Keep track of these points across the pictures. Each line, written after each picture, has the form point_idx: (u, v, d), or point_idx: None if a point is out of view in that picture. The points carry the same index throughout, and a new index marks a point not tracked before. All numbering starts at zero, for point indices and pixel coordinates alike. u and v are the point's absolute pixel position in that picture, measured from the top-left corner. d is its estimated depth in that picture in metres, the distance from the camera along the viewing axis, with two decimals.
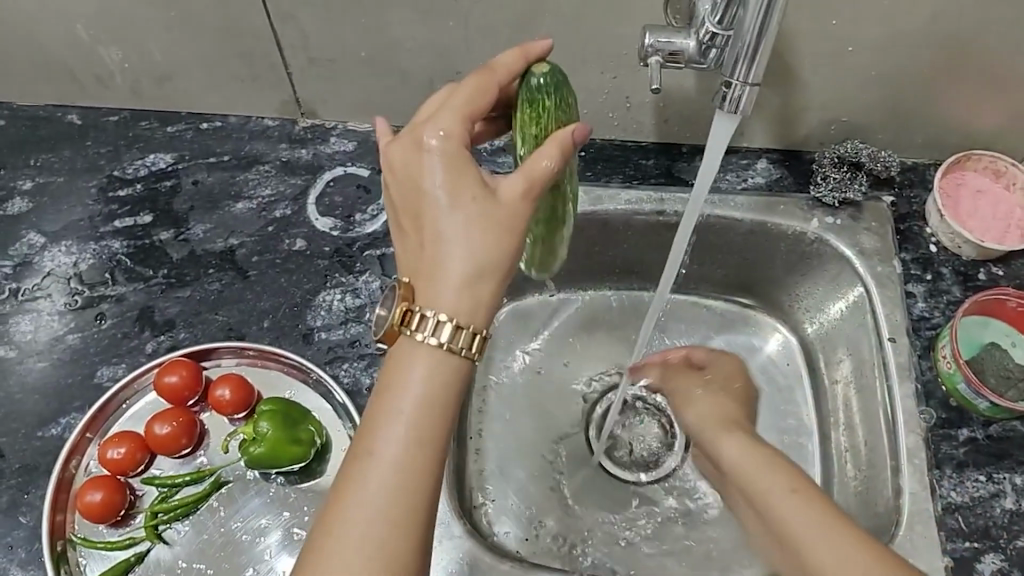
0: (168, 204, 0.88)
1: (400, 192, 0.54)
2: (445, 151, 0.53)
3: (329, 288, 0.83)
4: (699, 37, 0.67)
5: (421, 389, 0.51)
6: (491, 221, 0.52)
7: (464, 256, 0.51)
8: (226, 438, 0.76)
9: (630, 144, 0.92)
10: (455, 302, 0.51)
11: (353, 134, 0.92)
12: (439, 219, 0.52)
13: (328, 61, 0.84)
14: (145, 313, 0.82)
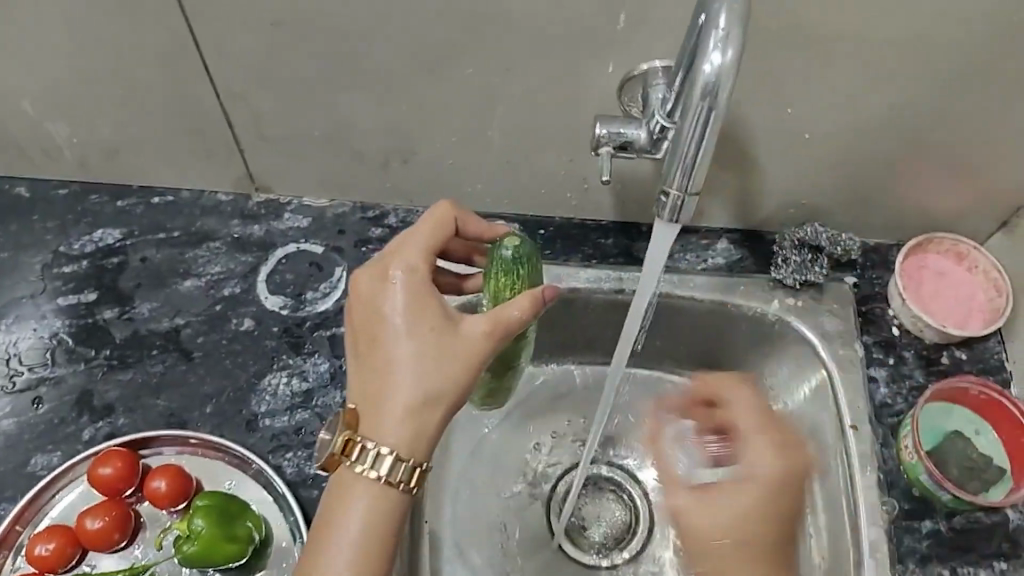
0: (114, 282, 0.85)
1: (359, 327, 0.56)
2: (408, 288, 0.56)
3: (275, 371, 0.81)
4: (650, 128, 0.66)
5: (361, 518, 0.53)
6: (443, 358, 0.54)
7: (411, 384, 0.53)
8: (162, 532, 0.73)
9: (590, 223, 0.91)
10: (398, 432, 0.53)
11: (309, 210, 0.91)
12: (392, 350, 0.54)
13: (281, 139, 0.83)
14: (84, 396, 0.79)
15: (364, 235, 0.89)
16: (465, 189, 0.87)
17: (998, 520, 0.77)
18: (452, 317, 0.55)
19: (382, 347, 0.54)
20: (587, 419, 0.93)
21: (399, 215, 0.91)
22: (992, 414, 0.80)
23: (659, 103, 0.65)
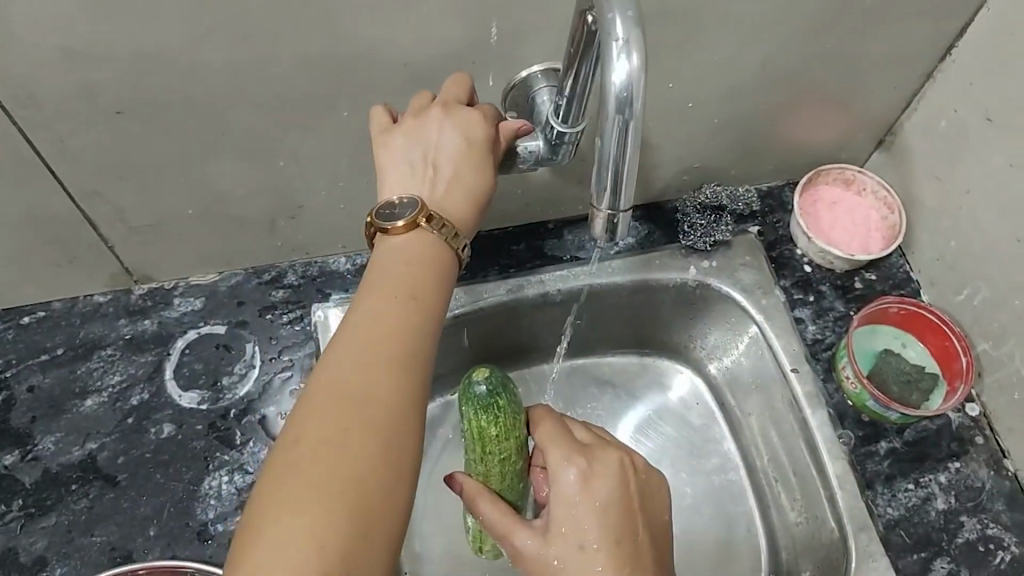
0: (6, 421, 0.77)
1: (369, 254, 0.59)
2: (407, 130, 0.61)
3: (213, 472, 0.75)
4: (548, 136, 0.64)
5: (346, 427, 0.48)
6: (425, 264, 0.57)
7: (401, 287, 0.55)
8: None
9: (496, 233, 0.89)
10: (398, 258, 0.57)
11: (198, 289, 0.85)
12: (390, 259, 0.57)
13: (155, 228, 0.76)
14: (8, 556, 0.71)
15: (267, 301, 0.84)
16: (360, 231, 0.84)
17: (942, 423, 0.82)
18: (434, 134, 0.61)
19: (380, 252, 0.58)
20: None
21: (298, 270, 0.86)
22: (914, 326, 0.84)
23: (551, 109, 0.63)
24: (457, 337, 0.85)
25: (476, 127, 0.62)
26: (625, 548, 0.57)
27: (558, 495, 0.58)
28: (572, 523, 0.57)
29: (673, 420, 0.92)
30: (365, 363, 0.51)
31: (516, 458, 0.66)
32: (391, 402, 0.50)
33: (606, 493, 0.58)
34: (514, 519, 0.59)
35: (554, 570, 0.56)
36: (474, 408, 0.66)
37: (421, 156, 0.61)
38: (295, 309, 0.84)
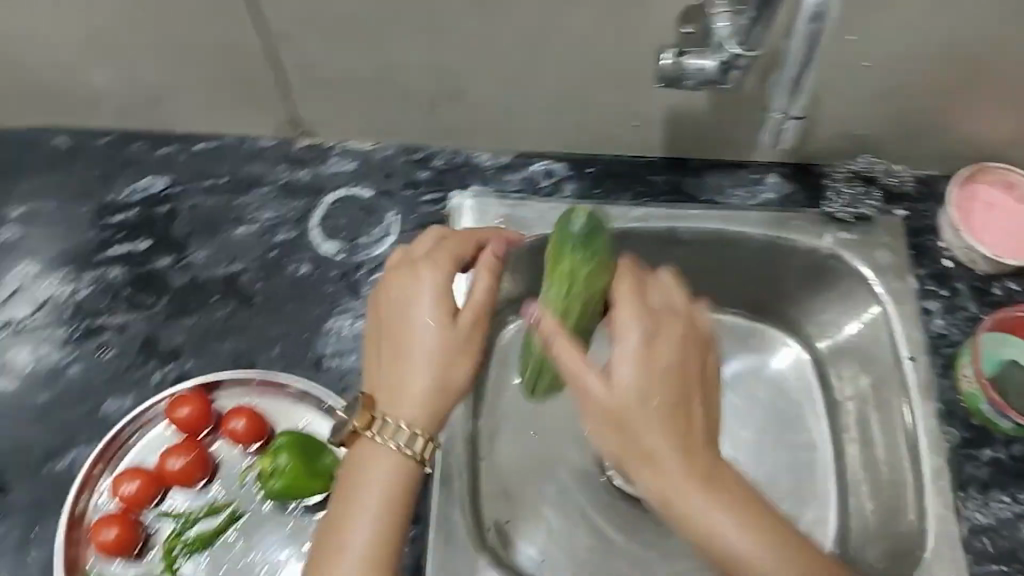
0: (167, 230, 0.85)
1: (377, 313, 0.64)
2: (435, 291, 0.63)
3: (337, 314, 0.81)
4: (720, 57, 0.66)
5: (379, 478, 0.59)
6: (445, 310, 0.62)
7: (426, 325, 0.61)
8: (244, 469, 0.75)
9: (638, 160, 0.90)
10: (430, 318, 0.62)
11: (353, 153, 0.89)
12: (410, 293, 0.63)
13: (330, 83, 0.82)
14: (150, 341, 0.80)
15: (413, 178, 0.88)
16: (512, 131, 0.87)
17: None
18: (460, 334, 0.62)
19: (412, 285, 0.63)
20: None
21: (445, 156, 0.89)
22: None
23: (729, 30, 0.65)
24: None
25: (444, 267, 0.64)
26: (681, 412, 0.55)
27: (625, 355, 0.55)
28: (639, 382, 0.55)
29: (769, 390, 0.91)
30: (392, 446, 0.59)
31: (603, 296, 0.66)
32: (441, 403, 0.61)
33: (672, 361, 0.56)
34: (579, 355, 0.57)
35: (616, 426, 0.55)
36: (571, 247, 0.65)
37: (440, 247, 0.66)
38: (438, 190, 0.88)
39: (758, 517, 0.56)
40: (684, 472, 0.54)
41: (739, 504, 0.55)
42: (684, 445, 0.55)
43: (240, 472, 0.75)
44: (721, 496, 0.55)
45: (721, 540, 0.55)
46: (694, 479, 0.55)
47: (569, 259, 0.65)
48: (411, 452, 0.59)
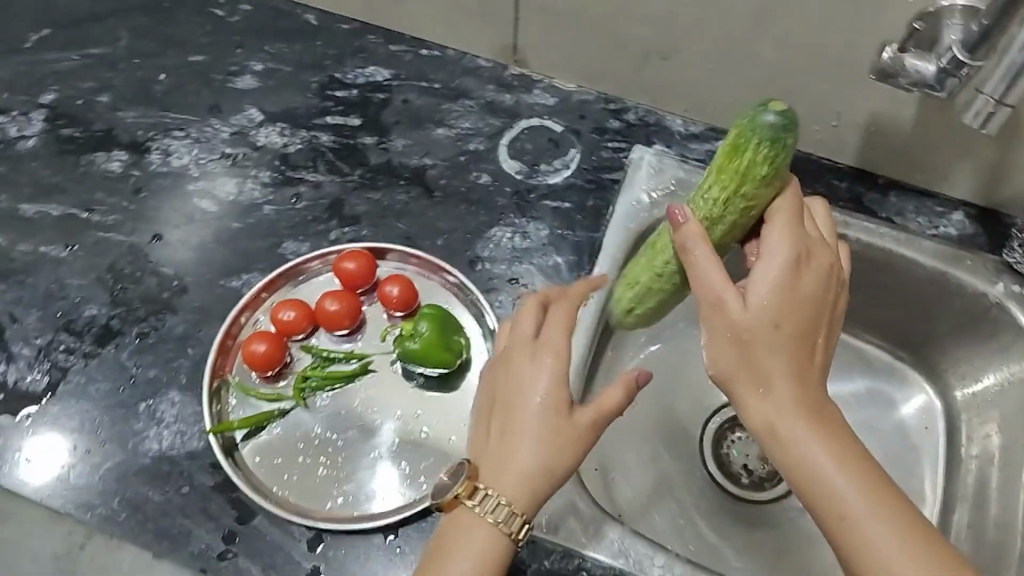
0: (377, 114, 0.94)
1: (491, 388, 0.62)
2: (552, 376, 0.59)
3: (502, 226, 0.88)
4: (942, 62, 0.66)
5: (474, 543, 0.57)
6: (563, 399, 0.59)
7: (540, 403, 0.58)
8: (386, 329, 0.84)
9: (826, 162, 0.91)
10: (544, 394, 0.59)
11: (556, 91, 0.94)
12: (532, 369, 0.60)
13: (558, 15, 0.86)
14: (337, 204, 0.90)
15: (603, 124, 0.92)
16: (710, 101, 0.89)
17: None
18: (569, 414, 0.59)
19: (534, 362, 0.60)
20: None
21: (639, 112, 0.93)
22: None
23: (959, 38, 0.65)
24: None
25: (560, 343, 0.61)
26: (809, 344, 0.55)
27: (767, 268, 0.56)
28: (774, 292, 0.55)
29: (891, 426, 0.91)
30: (490, 517, 0.57)
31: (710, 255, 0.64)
32: (543, 485, 0.58)
33: (810, 288, 0.56)
34: (717, 260, 0.57)
35: (745, 327, 0.54)
36: (757, 139, 0.57)
37: (546, 322, 0.63)
38: (624, 142, 0.91)
39: (870, 471, 0.52)
40: (797, 399, 0.53)
41: (855, 453, 0.52)
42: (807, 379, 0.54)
43: (381, 332, 0.85)
44: (830, 435, 0.52)
45: (822, 478, 0.51)
46: (807, 406, 0.53)
47: (636, 266, 0.69)
48: (508, 528, 0.57)
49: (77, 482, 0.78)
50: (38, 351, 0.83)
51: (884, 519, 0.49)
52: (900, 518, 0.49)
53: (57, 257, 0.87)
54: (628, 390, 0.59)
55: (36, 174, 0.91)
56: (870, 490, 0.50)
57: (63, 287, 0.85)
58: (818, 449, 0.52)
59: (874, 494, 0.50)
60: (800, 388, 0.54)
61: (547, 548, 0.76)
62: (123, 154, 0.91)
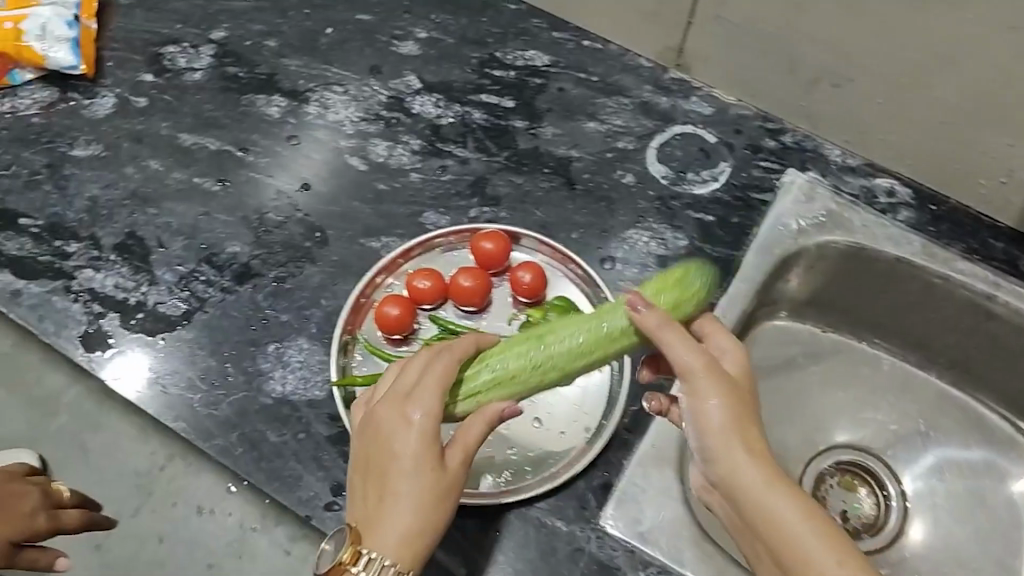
0: (531, 99, 0.94)
1: (365, 447, 0.63)
2: (422, 438, 0.61)
3: (639, 228, 0.87)
4: None
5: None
6: (429, 456, 0.61)
7: (411, 464, 0.60)
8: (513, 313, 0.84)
9: (985, 218, 0.89)
10: (411, 460, 0.60)
11: (714, 101, 0.93)
12: (395, 423, 0.61)
13: (735, 27, 0.84)
14: (480, 182, 0.90)
15: (758, 143, 0.91)
16: (873, 133, 0.87)
17: None
18: (445, 478, 0.61)
19: (392, 420, 0.61)
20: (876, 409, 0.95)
21: (796, 136, 0.92)
22: None
23: None
24: (882, 276, 0.89)
25: (432, 400, 0.62)
26: (759, 421, 0.60)
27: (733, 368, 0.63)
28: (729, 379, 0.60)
29: (1001, 499, 0.88)
30: (375, 575, 0.59)
31: (581, 352, 0.67)
32: (420, 547, 0.61)
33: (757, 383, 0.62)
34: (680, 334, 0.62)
35: (716, 399, 0.58)
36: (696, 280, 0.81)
37: (430, 362, 0.64)
38: (777, 163, 0.90)
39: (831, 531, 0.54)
40: (763, 466, 0.56)
41: (815, 513, 0.55)
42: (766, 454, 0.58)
43: (509, 314, 0.85)
44: (793, 495, 0.55)
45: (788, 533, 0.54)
46: (769, 472, 0.56)
47: (509, 353, 0.68)
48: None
49: (200, 410, 0.80)
50: (180, 278, 0.86)
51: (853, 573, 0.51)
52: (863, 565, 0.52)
53: (208, 190, 0.90)
54: (491, 423, 0.64)
55: (198, 107, 0.94)
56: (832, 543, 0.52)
57: (210, 220, 0.88)
58: (784, 506, 0.54)
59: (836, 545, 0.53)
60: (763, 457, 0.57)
61: (643, 559, 0.76)
62: (282, 100, 0.94)
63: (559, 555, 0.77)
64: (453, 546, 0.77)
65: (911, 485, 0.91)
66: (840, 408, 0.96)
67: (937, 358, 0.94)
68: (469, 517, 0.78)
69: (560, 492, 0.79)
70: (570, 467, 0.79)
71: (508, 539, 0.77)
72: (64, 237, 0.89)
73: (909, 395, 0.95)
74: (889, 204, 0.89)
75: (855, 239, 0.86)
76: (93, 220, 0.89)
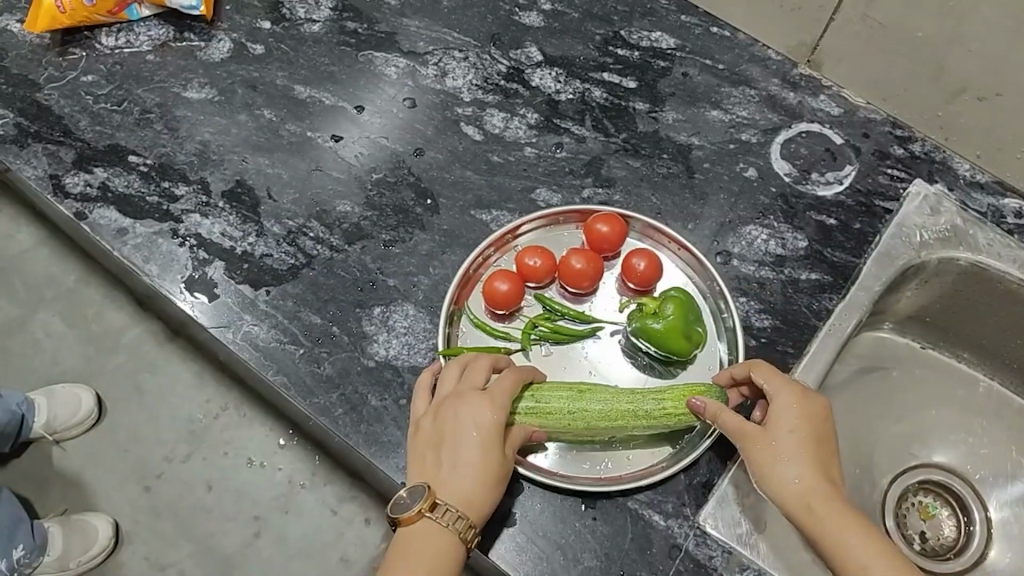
0: (655, 81, 0.91)
1: (437, 424, 0.71)
2: (492, 417, 0.69)
3: (759, 224, 0.85)
4: None
5: (430, 548, 0.66)
6: (494, 439, 0.69)
7: (482, 439, 0.69)
8: (623, 300, 0.82)
9: None
10: (482, 437, 0.69)
11: (842, 101, 0.90)
12: (469, 408, 0.70)
13: (881, 28, 0.80)
14: (595, 162, 0.88)
15: (886, 149, 0.89)
16: (1013, 153, 0.83)
17: None
18: (501, 455, 0.69)
19: (465, 402, 0.70)
20: (971, 434, 0.91)
21: (926, 146, 0.89)
22: None
23: None
24: (1000, 301, 0.84)
25: (503, 389, 0.71)
26: (816, 465, 0.65)
27: (781, 409, 0.67)
28: (781, 425, 0.67)
29: None
30: (447, 524, 0.66)
31: (609, 416, 0.72)
32: (480, 509, 0.68)
33: (807, 416, 0.67)
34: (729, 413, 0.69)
35: (766, 451, 0.66)
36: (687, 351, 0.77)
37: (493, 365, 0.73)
38: (904, 172, 0.88)
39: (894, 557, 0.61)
40: (825, 500, 0.63)
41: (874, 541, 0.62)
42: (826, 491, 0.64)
43: (619, 301, 0.83)
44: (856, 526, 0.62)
45: (851, 559, 0.61)
46: (827, 502, 0.63)
47: (551, 392, 0.73)
48: (459, 532, 0.66)
49: (301, 366, 0.79)
50: (287, 232, 0.85)
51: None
52: None
53: (320, 145, 0.89)
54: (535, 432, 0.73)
55: (314, 61, 0.93)
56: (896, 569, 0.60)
57: (321, 176, 0.87)
58: (850, 538, 0.62)
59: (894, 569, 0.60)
60: (823, 491, 0.64)
61: (742, 562, 0.72)
62: (400, 61, 0.93)
63: (649, 553, 0.73)
64: (545, 529, 0.74)
65: (998, 514, 0.87)
66: (935, 428, 0.91)
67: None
68: (564, 500, 0.75)
69: (660, 485, 0.76)
70: (680, 459, 0.76)
71: (604, 526, 0.74)
72: (172, 179, 0.87)
73: (1004, 415, 0.90)
74: (1016, 226, 0.85)
75: (980, 257, 0.82)
76: (202, 164, 0.88)
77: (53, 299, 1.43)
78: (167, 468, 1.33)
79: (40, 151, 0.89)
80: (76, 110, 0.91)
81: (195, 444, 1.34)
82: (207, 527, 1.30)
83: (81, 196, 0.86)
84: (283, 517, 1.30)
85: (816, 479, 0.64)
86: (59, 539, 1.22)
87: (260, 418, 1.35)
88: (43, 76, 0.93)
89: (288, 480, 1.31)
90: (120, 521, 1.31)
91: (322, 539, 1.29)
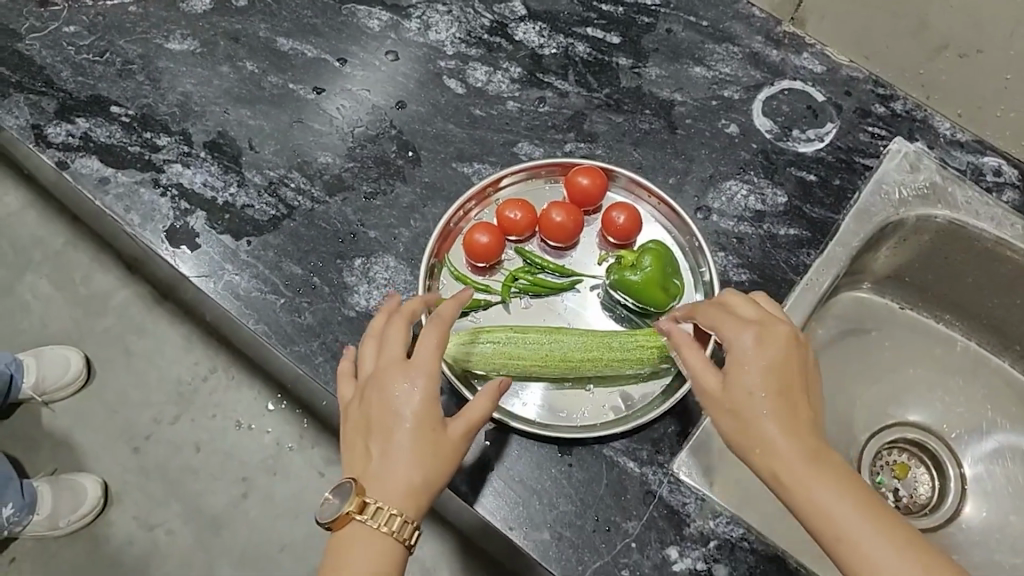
0: (638, 37, 0.91)
1: (365, 410, 0.65)
2: (423, 394, 0.63)
3: (739, 179, 0.86)
4: None
5: (365, 552, 0.59)
6: (429, 420, 0.63)
7: (414, 422, 0.63)
8: (603, 254, 0.82)
9: None
10: (413, 417, 0.63)
11: (825, 60, 0.91)
12: (399, 384, 0.64)
13: None
14: (578, 117, 0.88)
15: (868, 107, 0.89)
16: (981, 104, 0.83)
17: None
18: (441, 436, 0.63)
19: (394, 380, 0.64)
20: (947, 392, 0.92)
21: (907, 104, 0.89)
22: None
23: None
24: (979, 259, 0.84)
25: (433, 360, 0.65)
26: (781, 415, 0.60)
27: (741, 355, 0.62)
28: (738, 379, 0.61)
29: None
30: (381, 520, 0.60)
31: (579, 352, 0.74)
32: (423, 495, 0.62)
33: (767, 364, 0.61)
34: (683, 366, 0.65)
35: (724, 408, 0.62)
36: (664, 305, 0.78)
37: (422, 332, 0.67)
38: (884, 130, 0.88)
39: (875, 507, 0.55)
40: (793, 455, 0.58)
41: (854, 495, 0.56)
42: (796, 443, 0.58)
43: (599, 254, 0.83)
44: (830, 478, 0.56)
45: (828, 521, 0.55)
46: (796, 458, 0.58)
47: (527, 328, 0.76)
48: (397, 524, 0.60)
49: (281, 316, 0.79)
50: (269, 182, 0.85)
51: (901, 548, 0.53)
52: (901, 544, 0.53)
53: (303, 97, 0.89)
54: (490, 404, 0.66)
55: (297, 14, 0.93)
56: (880, 528, 0.54)
57: (302, 128, 0.88)
58: (823, 494, 0.56)
59: (880, 526, 0.54)
60: (790, 446, 0.58)
61: (714, 508, 0.73)
62: (384, 14, 0.93)
63: (623, 500, 0.74)
64: (523, 475, 0.75)
65: (972, 469, 0.88)
66: (912, 388, 0.92)
67: (1012, 344, 0.89)
68: (541, 448, 0.76)
69: (636, 434, 0.77)
70: (657, 408, 0.77)
71: (579, 472, 0.75)
72: (154, 129, 0.87)
73: (981, 377, 0.91)
74: (994, 184, 0.86)
75: (958, 215, 0.83)
76: (184, 116, 0.88)
77: (40, 261, 1.43)
78: (155, 430, 1.34)
79: (22, 101, 0.88)
80: (58, 61, 0.91)
81: (183, 404, 1.35)
82: (194, 488, 1.31)
83: (63, 146, 0.86)
84: (270, 478, 1.31)
85: (782, 436, 0.59)
86: (48, 497, 1.22)
87: (247, 380, 1.36)
88: (24, 27, 0.92)
89: (276, 442, 1.32)
90: (108, 481, 1.31)
91: (309, 499, 1.30)
